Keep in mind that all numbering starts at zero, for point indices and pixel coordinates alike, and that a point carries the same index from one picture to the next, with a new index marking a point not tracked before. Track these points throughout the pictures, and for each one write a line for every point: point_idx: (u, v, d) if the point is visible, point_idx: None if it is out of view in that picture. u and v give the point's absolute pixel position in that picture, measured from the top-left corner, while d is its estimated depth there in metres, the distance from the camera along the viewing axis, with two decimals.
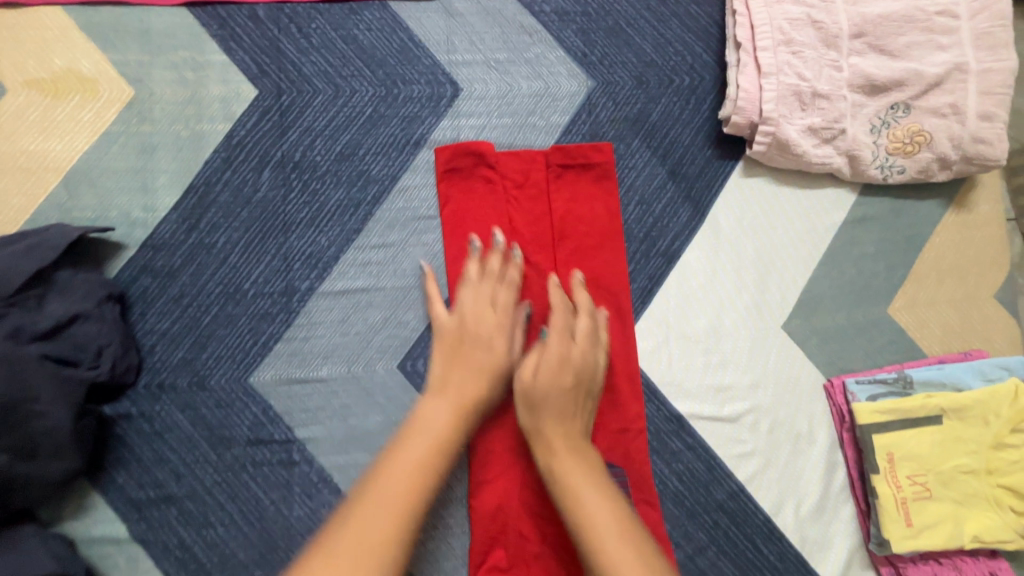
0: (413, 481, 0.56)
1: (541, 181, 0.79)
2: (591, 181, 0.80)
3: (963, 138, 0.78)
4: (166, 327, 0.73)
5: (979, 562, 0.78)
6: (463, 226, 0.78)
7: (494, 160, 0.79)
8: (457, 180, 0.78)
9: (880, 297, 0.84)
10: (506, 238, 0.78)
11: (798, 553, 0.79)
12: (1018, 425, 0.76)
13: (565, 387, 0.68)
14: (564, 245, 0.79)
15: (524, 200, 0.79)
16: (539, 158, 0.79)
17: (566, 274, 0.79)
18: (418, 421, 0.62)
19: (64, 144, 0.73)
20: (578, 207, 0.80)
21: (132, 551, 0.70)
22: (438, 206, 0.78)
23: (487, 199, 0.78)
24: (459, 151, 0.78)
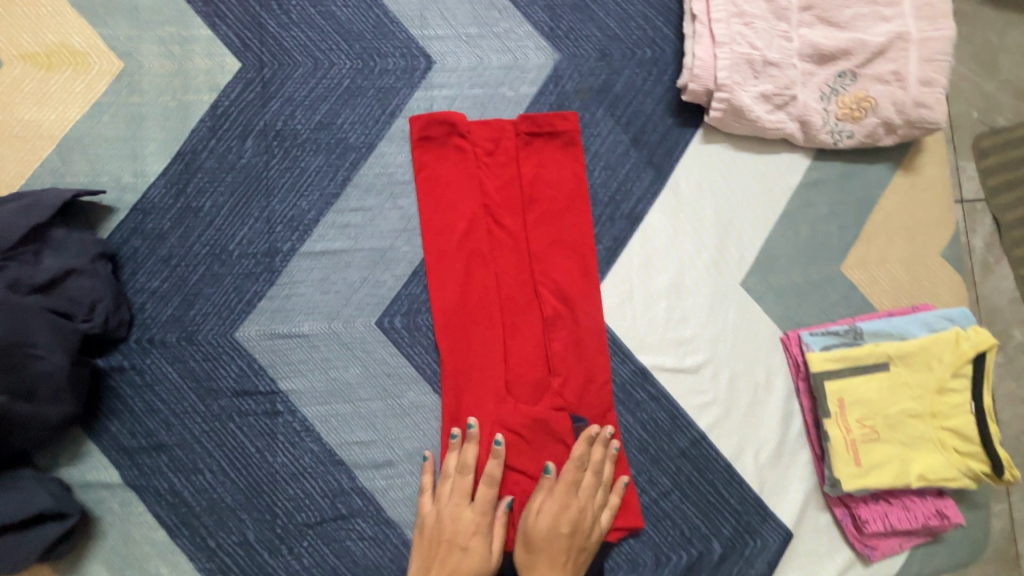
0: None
1: (510, 147, 0.83)
2: (559, 147, 0.84)
3: (906, 103, 0.83)
4: (156, 286, 0.77)
5: (926, 501, 0.83)
6: (436, 192, 0.82)
7: (465, 129, 0.82)
8: (430, 148, 0.82)
9: (833, 256, 0.89)
10: (477, 202, 0.82)
11: (756, 496, 0.84)
12: (961, 371, 0.81)
13: (561, 538, 0.74)
14: (535, 208, 0.83)
15: (494, 166, 0.83)
16: (509, 126, 0.83)
17: (535, 237, 0.82)
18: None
19: (57, 114, 0.77)
20: (547, 172, 0.84)
21: (125, 496, 0.74)
22: (413, 172, 0.82)
23: (458, 165, 0.82)
24: (431, 121, 0.82)
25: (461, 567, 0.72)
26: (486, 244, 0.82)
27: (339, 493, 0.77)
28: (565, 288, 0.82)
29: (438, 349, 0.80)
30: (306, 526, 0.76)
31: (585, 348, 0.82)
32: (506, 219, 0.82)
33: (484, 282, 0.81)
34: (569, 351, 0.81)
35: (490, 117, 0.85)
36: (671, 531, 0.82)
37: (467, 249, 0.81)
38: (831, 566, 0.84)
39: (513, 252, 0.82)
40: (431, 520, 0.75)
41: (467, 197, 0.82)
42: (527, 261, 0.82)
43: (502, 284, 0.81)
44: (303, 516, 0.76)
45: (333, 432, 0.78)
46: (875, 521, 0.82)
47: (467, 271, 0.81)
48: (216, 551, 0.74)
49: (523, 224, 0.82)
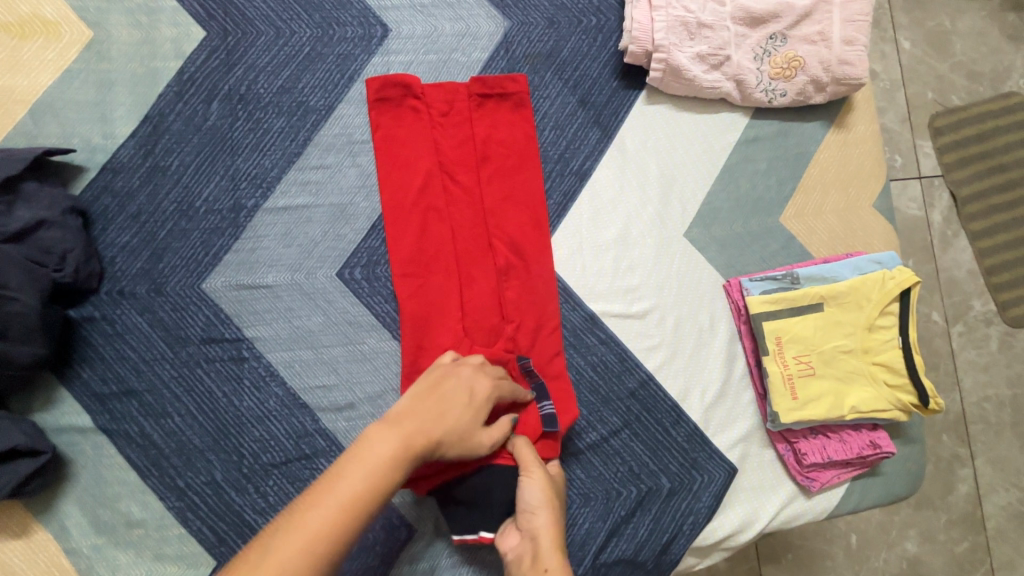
0: (378, 480, 0.56)
1: (461, 109, 0.88)
2: (510, 108, 0.90)
3: (831, 61, 0.90)
4: (126, 241, 0.81)
5: (861, 434, 0.88)
6: (391, 151, 0.86)
7: (418, 92, 0.87)
8: (386, 109, 0.87)
9: (773, 208, 0.94)
10: (432, 160, 0.86)
11: (702, 433, 0.88)
12: (887, 309, 0.87)
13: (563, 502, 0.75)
14: (487, 165, 0.88)
15: (448, 125, 0.88)
16: (461, 90, 0.88)
17: (490, 194, 0.87)
18: (391, 422, 0.60)
19: (29, 79, 0.82)
20: (499, 132, 0.89)
21: (97, 440, 0.78)
22: (371, 131, 0.87)
23: (412, 125, 0.87)
24: (384, 84, 0.87)
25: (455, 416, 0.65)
26: (441, 199, 0.86)
27: (303, 434, 0.81)
28: (519, 241, 0.87)
29: (397, 299, 0.84)
30: (272, 466, 0.80)
31: (538, 296, 0.86)
32: (460, 175, 0.87)
33: (440, 235, 0.85)
34: (523, 299, 0.86)
35: (443, 81, 0.90)
36: (621, 467, 0.86)
37: (422, 204, 0.86)
38: (776, 499, 0.88)
39: (469, 208, 0.87)
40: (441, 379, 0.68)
41: (421, 155, 0.86)
42: (482, 215, 0.87)
43: (457, 236, 0.85)
44: (269, 456, 0.80)
45: (297, 377, 0.82)
46: (813, 453, 0.87)
47: (422, 224, 0.85)
48: (185, 490, 0.78)
49: (478, 179, 0.87)
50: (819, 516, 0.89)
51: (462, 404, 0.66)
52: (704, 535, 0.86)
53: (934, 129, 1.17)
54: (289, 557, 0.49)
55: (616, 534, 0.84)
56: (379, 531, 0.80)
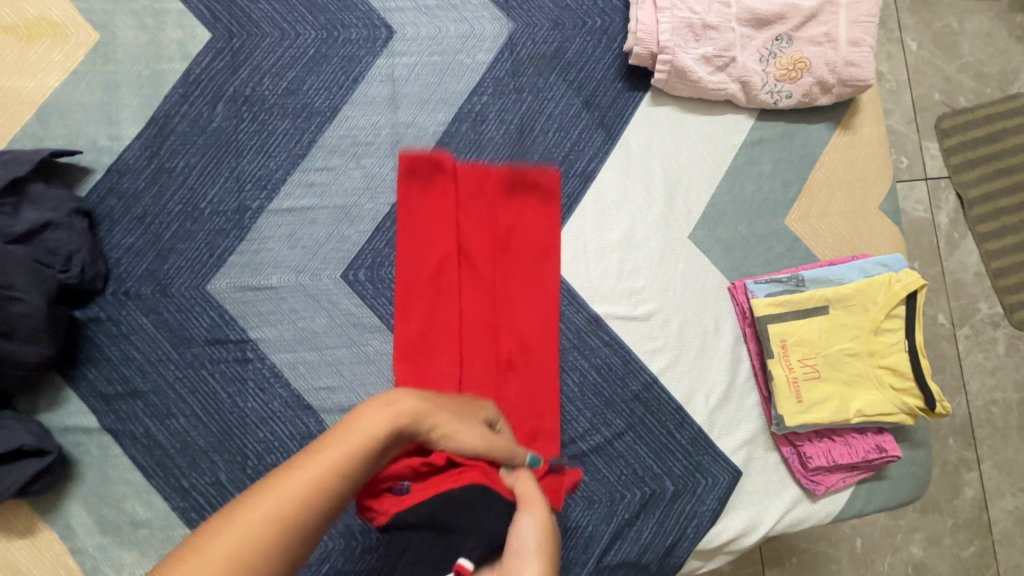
0: (363, 456, 0.51)
1: (484, 194, 0.88)
2: (539, 201, 0.89)
3: (837, 63, 0.89)
4: (132, 242, 0.81)
5: (867, 437, 0.87)
6: (413, 226, 0.86)
7: (447, 167, 0.87)
8: (413, 184, 0.86)
9: (779, 210, 0.94)
10: (450, 244, 0.85)
11: (706, 436, 0.88)
12: (893, 311, 0.86)
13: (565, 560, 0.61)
14: (507, 252, 0.87)
15: (470, 208, 0.87)
16: (493, 174, 0.88)
17: (505, 282, 0.86)
18: (383, 405, 0.57)
19: (37, 81, 0.82)
20: (525, 221, 0.88)
21: (102, 440, 0.78)
22: (394, 204, 0.86)
23: (437, 201, 0.86)
24: (416, 157, 0.87)
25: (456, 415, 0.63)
26: (454, 284, 0.85)
27: (307, 435, 0.81)
28: (523, 337, 0.86)
29: (397, 344, 0.84)
30: (276, 467, 0.80)
31: (541, 397, 0.85)
32: (476, 258, 0.86)
33: (449, 317, 0.84)
34: (520, 399, 0.84)
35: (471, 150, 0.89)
36: (625, 470, 0.86)
37: (437, 285, 0.85)
38: (780, 502, 0.88)
39: (482, 293, 0.85)
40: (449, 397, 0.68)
41: (442, 234, 0.86)
42: (495, 303, 0.86)
43: (465, 322, 0.84)
44: (273, 457, 0.80)
45: (301, 378, 0.82)
46: (818, 456, 0.86)
47: (433, 304, 0.85)
48: (189, 491, 0.78)
49: (493, 267, 0.86)
50: (823, 519, 0.88)
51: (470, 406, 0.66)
52: (707, 538, 0.85)
53: (941, 130, 1.17)
54: (257, 524, 0.44)
55: (619, 537, 0.84)
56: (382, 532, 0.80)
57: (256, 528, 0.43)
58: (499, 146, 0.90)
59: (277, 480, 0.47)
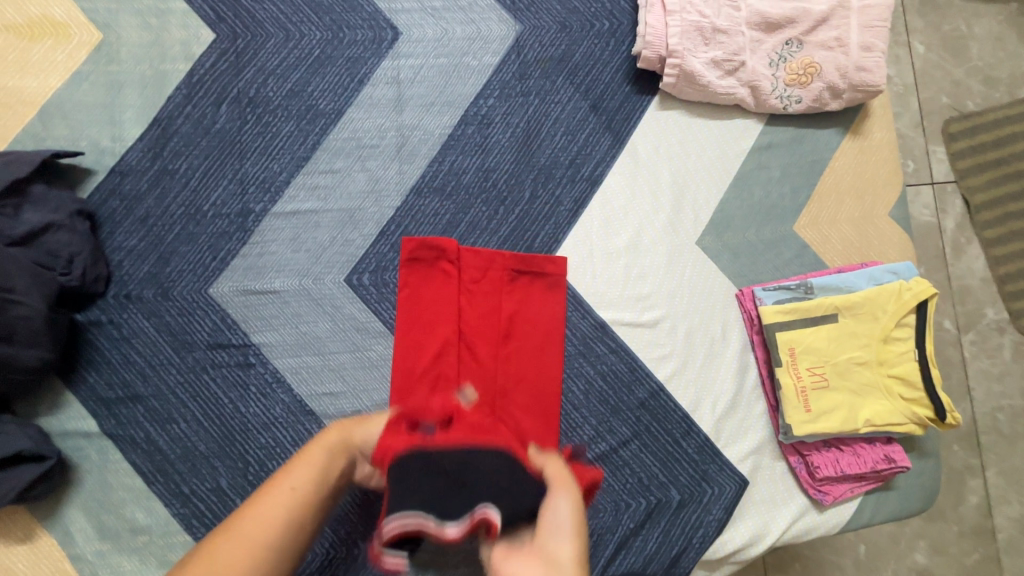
0: (309, 484, 0.58)
1: (486, 282, 0.84)
2: (542, 286, 0.86)
3: (849, 67, 0.88)
4: (134, 244, 0.81)
5: (875, 447, 0.86)
6: (415, 316, 0.83)
7: (451, 254, 0.84)
8: (417, 272, 0.83)
9: (788, 216, 0.93)
10: (451, 332, 0.82)
11: (712, 444, 0.87)
12: (904, 320, 0.85)
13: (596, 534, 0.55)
14: (509, 341, 0.83)
15: (472, 297, 0.83)
16: (498, 258, 0.85)
17: (509, 374, 0.83)
18: (317, 439, 0.63)
19: (39, 81, 0.81)
20: (528, 308, 0.85)
21: (102, 444, 0.77)
22: (397, 289, 0.83)
23: (440, 291, 0.83)
24: (422, 243, 0.84)
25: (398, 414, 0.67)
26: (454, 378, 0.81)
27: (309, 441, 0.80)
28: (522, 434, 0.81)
29: (400, 351, 0.82)
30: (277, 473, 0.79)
31: None
32: (477, 349, 0.82)
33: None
34: None
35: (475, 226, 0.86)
36: (630, 479, 0.85)
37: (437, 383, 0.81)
38: (787, 513, 0.86)
39: (484, 388, 0.81)
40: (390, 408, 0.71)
41: (444, 325, 0.82)
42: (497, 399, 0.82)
43: None
44: (274, 464, 0.79)
45: (303, 384, 0.81)
46: (826, 466, 0.85)
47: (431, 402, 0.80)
48: (190, 497, 0.77)
49: (496, 358, 0.82)
50: (831, 530, 0.87)
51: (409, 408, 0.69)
52: (714, 548, 0.84)
53: (947, 134, 1.16)
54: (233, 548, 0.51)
55: (624, 547, 0.83)
56: None
57: (229, 558, 0.51)
58: (505, 150, 0.89)
59: (236, 521, 0.54)
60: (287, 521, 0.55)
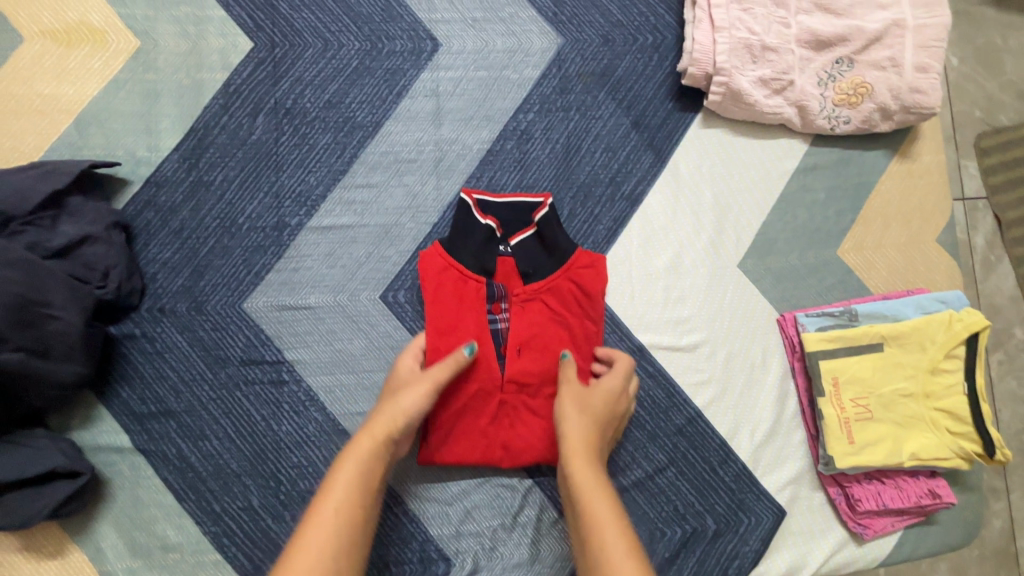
0: (354, 500, 0.58)
1: (521, 295, 0.76)
2: (580, 291, 0.77)
3: (902, 89, 0.85)
4: (168, 257, 0.79)
5: (919, 481, 0.84)
6: (443, 337, 0.75)
7: (484, 269, 0.76)
8: (446, 292, 0.75)
9: (831, 240, 0.90)
10: (485, 341, 0.75)
11: (750, 473, 0.85)
12: (953, 351, 0.83)
13: (604, 417, 0.71)
14: (546, 355, 0.76)
15: (505, 313, 0.76)
16: (534, 264, 0.77)
17: (542, 396, 0.76)
18: (348, 452, 0.63)
19: (75, 89, 0.80)
20: (564, 317, 0.77)
21: (134, 459, 0.76)
22: (428, 300, 0.75)
23: (471, 310, 0.75)
24: (450, 259, 0.75)
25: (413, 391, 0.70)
26: (488, 400, 0.75)
27: None
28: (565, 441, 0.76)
29: None
30: (309, 493, 0.78)
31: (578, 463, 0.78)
32: (514, 361, 0.75)
33: (487, 440, 0.75)
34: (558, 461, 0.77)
35: (512, 235, 0.78)
36: (665, 507, 0.83)
37: (469, 405, 0.75)
38: (825, 545, 0.84)
39: (520, 411, 0.75)
40: (400, 381, 0.73)
41: (473, 346, 0.75)
42: (531, 421, 0.75)
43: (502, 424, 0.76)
44: (306, 483, 0.78)
45: (337, 403, 0.79)
46: (867, 500, 0.83)
47: (465, 424, 0.75)
48: (222, 515, 0.76)
49: (528, 379, 0.75)
50: (870, 564, 0.85)
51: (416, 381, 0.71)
52: None
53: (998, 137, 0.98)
54: None
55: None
56: (416, 564, 0.78)
57: None
58: (544, 166, 0.87)
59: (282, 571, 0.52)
60: (346, 542, 0.55)
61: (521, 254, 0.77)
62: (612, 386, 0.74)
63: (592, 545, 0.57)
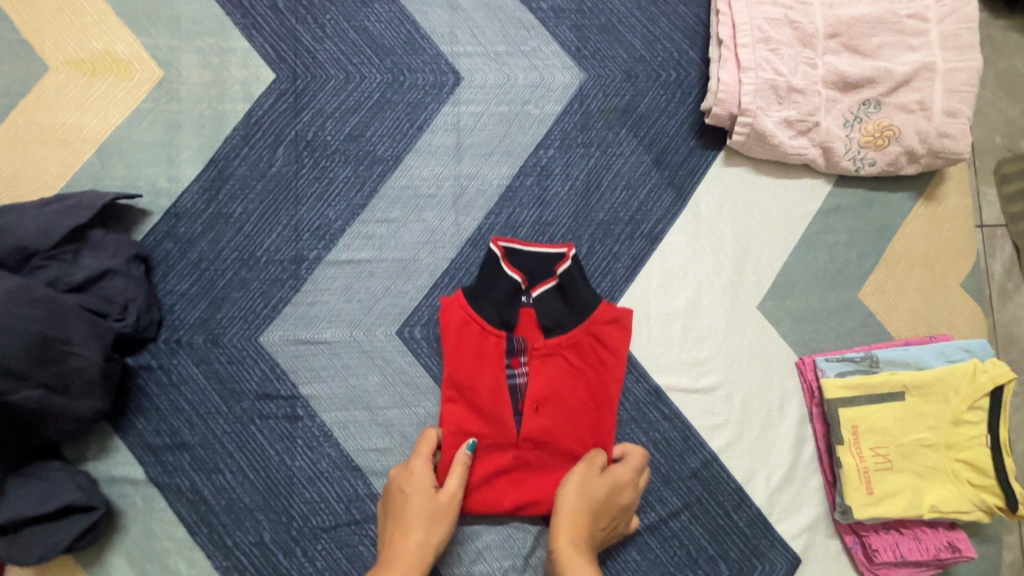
0: None
1: (540, 349, 0.76)
2: (601, 350, 0.76)
3: (930, 133, 0.84)
4: (185, 288, 0.79)
5: (938, 533, 0.82)
6: (461, 390, 0.75)
7: (504, 323, 0.76)
8: (465, 347, 0.75)
9: (853, 282, 0.89)
10: (503, 398, 0.75)
11: (765, 519, 0.84)
12: (976, 402, 0.81)
13: (606, 511, 0.72)
14: (561, 413, 0.75)
15: (524, 367, 0.77)
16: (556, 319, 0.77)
17: (556, 451, 0.76)
18: None
19: (99, 118, 0.80)
20: (583, 375, 0.76)
21: (148, 492, 0.76)
22: (448, 353, 0.75)
23: (489, 365, 0.75)
24: (471, 311, 0.75)
25: (423, 510, 0.70)
26: (500, 454, 0.75)
27: (354, 498, 0.78)
28: None
29: None
30: (321, 530, 0.77)
31: None
32: (529, 418, 0.74)
33: (495, 492, 0.75)
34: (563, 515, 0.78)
35: (534, 286, 0.78)
36: (678, 552, 0.82)
37: (481, 457, 0.75)
38: None
39: (532, 466, 0.76)
40: (415, 497, 0.71)
41: (488, 402, 0.74)
42: (544, 473, 0.76)
43: (512, 478, 0.76)
44: (319, 519, 0.78)
45: (351, 438, 0.79)
46: (885, 550, 0.82)
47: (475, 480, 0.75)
48: (233, 550, 0.76)
49: (544, 436, 0.75)
50: None
51: (426, 492, 0.71)
52: None
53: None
54: None
55: None
56: None
57: None
58: (563, 203, 0.86)
59: None
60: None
61: (541, 301, 0.77)
62: (622, 478, 0.74)
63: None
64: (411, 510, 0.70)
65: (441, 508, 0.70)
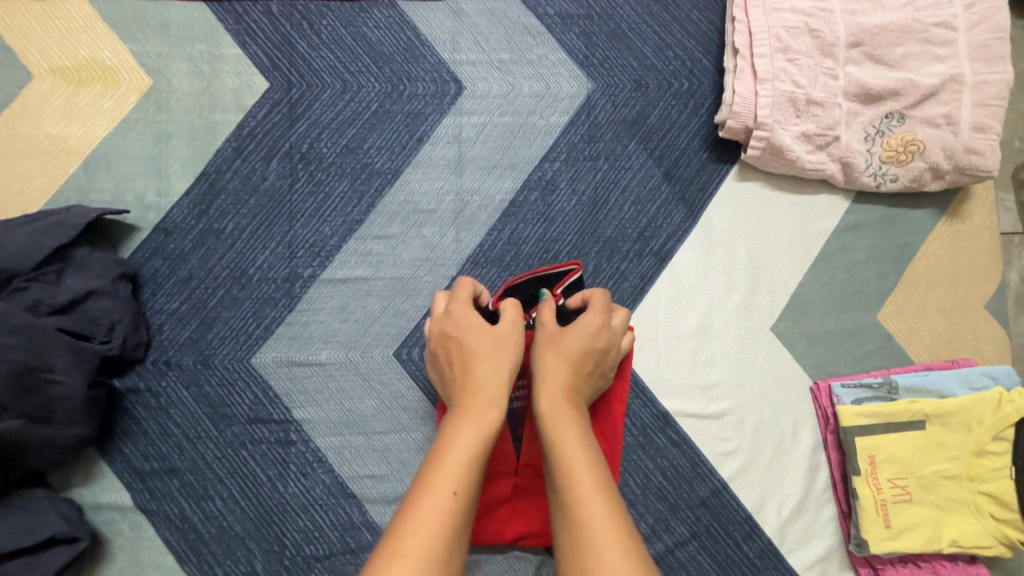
0: (452, 513, 0.47)
1: None
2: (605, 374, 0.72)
3: (956, 149, 0.80)
4: (175, 307, 0.76)
5: (958, 568, 0.79)
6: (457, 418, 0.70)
7: None
8: None
9: (870, 303, 0.85)
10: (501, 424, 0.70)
11: (777, 551, 0.80)
12: (1001, 433, 0.78)
13: (590, 357, 0.63)
14: None
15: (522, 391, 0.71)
16: None
17: None
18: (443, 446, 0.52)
19: (85, 129, 0.77)
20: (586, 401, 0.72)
21: (135, 519, 0.73)
22: None
23: None
24: None
25: (479, 347, 0.61)
26: (500, 484, 0.72)
27: (348, 527, 0.75)
28: None
29: None
30: (315, 559, 0.74)
31: None
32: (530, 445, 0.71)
33: (497, 522, 0.73)
34: None
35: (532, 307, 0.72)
36: None
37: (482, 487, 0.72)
38: None
39: (534, 494, 0.73)
40: (468, 334, 0.62)
41: None
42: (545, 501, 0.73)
43: (514, 505, 0.73)
44: (312, 548, 0.75)
45: (346, 465, 0.76)
46: None
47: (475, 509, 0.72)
48: None
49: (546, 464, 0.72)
50: None
51: (478, 332, 0.62)
52: None
53: None
54: None
55: None
56: None
57: None
58: (568, 219, 0.82)
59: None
60: (460, 525, 0.47)
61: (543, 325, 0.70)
62: (597, 321, 0.64)
63: (569, 512, 0.49)
64: (472, 348, 0.61)
65: (506, 344, 0.61)
